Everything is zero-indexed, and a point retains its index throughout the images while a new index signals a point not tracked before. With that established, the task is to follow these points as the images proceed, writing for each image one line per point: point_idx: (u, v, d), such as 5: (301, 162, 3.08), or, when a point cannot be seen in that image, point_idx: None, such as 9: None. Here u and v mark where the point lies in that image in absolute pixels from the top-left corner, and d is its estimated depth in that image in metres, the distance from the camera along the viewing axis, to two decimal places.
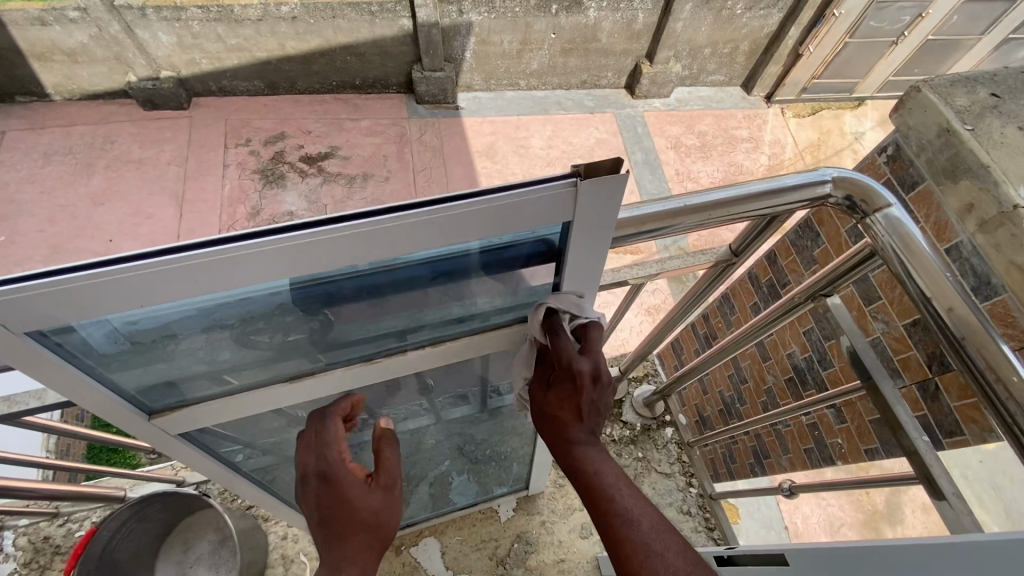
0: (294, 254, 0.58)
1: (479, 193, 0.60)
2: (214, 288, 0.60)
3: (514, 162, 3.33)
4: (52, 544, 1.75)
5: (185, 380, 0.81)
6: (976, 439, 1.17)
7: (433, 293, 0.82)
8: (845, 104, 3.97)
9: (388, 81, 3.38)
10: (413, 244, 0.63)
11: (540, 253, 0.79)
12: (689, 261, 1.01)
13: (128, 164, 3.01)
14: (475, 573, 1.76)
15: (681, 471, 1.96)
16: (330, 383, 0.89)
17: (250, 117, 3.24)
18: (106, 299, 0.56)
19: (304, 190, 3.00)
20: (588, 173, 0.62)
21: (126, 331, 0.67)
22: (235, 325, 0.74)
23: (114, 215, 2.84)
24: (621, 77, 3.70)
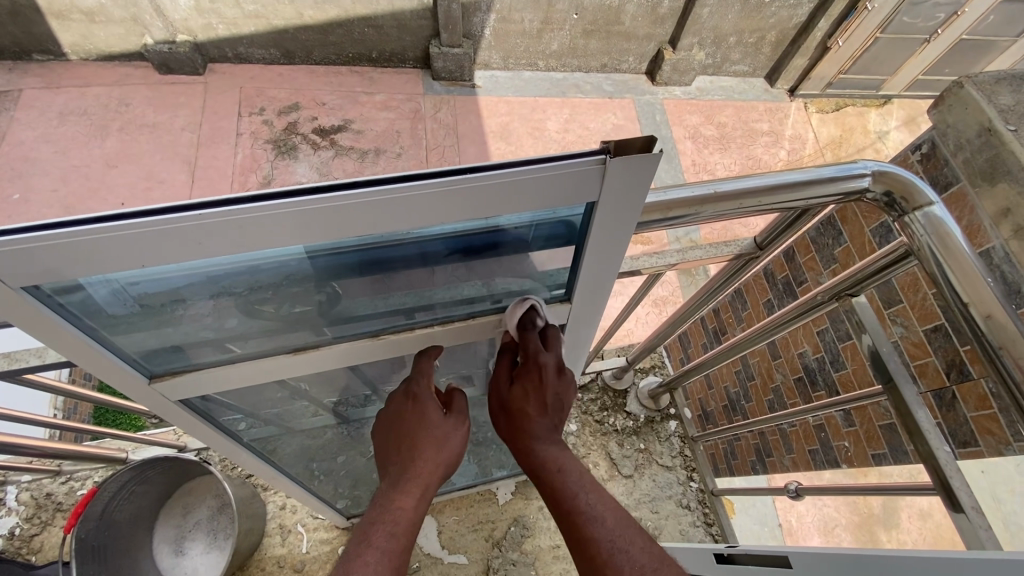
0: (311, 219, 0.57)
1: (504, 166, 0.58)
2: (226, 250, 0.58)
3: (528, 144, 3.28)
4: (54, 501, 1.79)
5: (189, 344, 0.80)
6: (991, 451, 1.20)
7: (445, 271, 0.80)
8: (870, 101, 3.87)
9: (405, 55, 3.33)
10: (433, 216, 0.61)
11: (559, 235, 0.77)
12: (709, 253, 0.98)
13: (142, 128, 2.99)
14: (470, 553, 1.78)
15: (682, 465, 1.96)
16: (338, 357, 0.87)
17: (265, 85, 3.21)
18: (117, 254, 0.55)
19: (316, 162, 2.98)
20: (617, 152, 0.61)
21: (133, 290, 0.66)
22: (241, 291, 0.73)
23: (127, 179, 2.83)
24: (642, 63, 3.62)
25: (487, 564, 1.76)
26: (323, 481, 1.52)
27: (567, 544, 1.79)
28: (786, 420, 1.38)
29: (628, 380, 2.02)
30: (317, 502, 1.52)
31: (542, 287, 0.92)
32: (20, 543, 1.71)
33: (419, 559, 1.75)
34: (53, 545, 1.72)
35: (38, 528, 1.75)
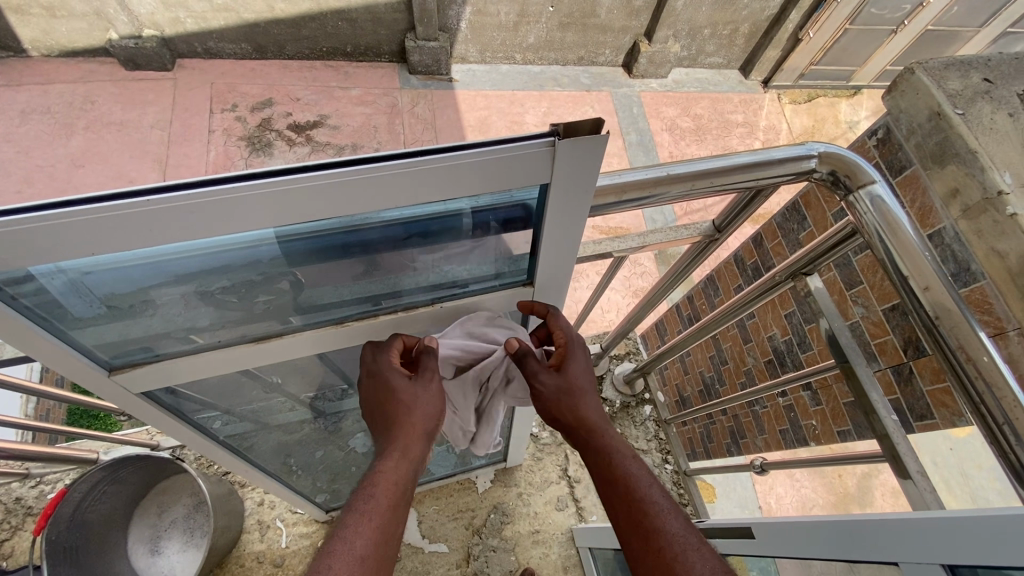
0: (264, 204, 0.57)
1: (456, 149, 0.59)
2: (180, 237, 0.58)
3: (507, 137, 3.28)
4: (25, 506, 1.75)
5: (152, 335, 0.78)
6: (945, 423, 1.20)
7: (408, 258, 0.81)
8: (841, 92, 3.95)
9: (380, 49, 3.29)
10: (387, 199, 0.62)
11: (517, 219, 0.78)
12: (670, 236, 1.01)
13: (109, 125, 2.91)
14: (450, 541, 1.79)
15: (657, 448, 2.04)
16: (308, 343, 0.87)
17: (236, 81, 3.14)
18: (66, 243, 0.55)
19: (292, 158, 2.93)
20: (566, 133, 0.61)
21: (89, 281, 0.65)
22: (202, 278, 0.72)
23: (94, 177, 2.76)
24: (619, 56, 3.64)
25: (468, 551, 1.77)
26: (302, 476, 1.51)
27: (547, 529, 1.82)
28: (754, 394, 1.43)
29: (603, 366, 2.08)
30: (296, 497, 1.51)
31: (506, 273, 0.92)
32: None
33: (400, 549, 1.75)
34: (25, 549, 1.68)
35: (9, 532, 1.70)
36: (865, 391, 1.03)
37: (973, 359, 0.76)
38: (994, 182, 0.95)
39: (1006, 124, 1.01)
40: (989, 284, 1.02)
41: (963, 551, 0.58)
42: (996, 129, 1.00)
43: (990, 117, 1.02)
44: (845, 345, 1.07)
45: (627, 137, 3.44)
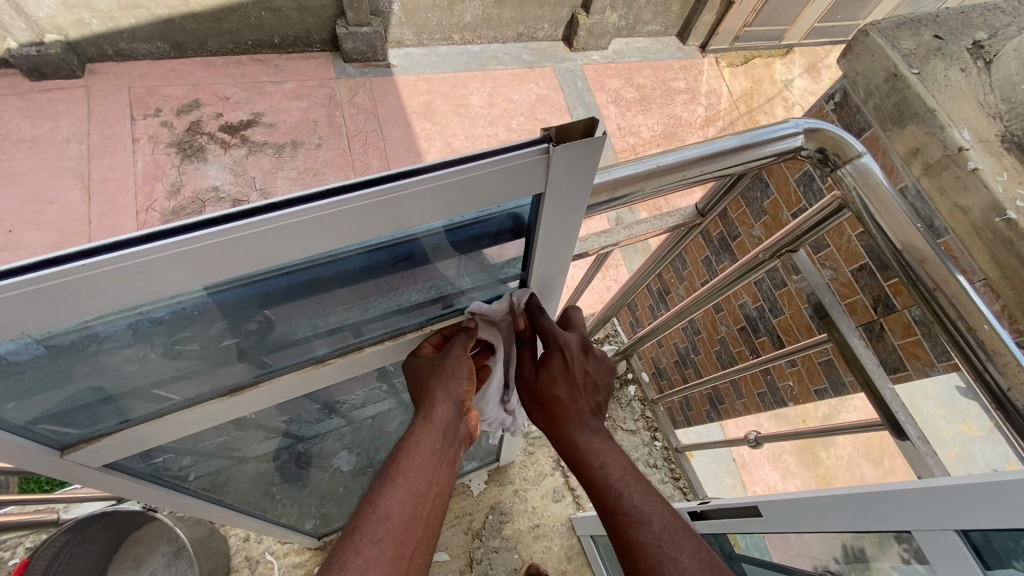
0: (236, 247, 0.54)
1: (436, 168, 0.57)
2: (147, 292, 0.54)
3: (454, 122, 3.19)
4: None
5: (105, 406, 0.76)
6: (917, 373, 1.33)
7: (385, 282, 0.79)
8: (774, 52, 4.06)
9: (310, 39, 3.13)
10: (370, 226, 0.59)
11: (504, 227, 0.77)
12: (654, 226, 0.99)
13: (18, 143, 2.66)
14: (451, 547, 1.78)
15: (645, 426, 2.16)
16: (299, 382, 0.88)
17: (156, 83, 2.92)
18: (18, 314, 0.50)
19: (228, 162, 2.76)
20: (557, 138, 0.60)
21: (32, 348, 0.59)
22: (156, 339, 0.69)
23: (8, 203, 2.52)
24: (559, 29, 3.60)
25: (471, 557, 1.76)
26: (286, 504, 1.46)
27: (546, 522, 1.85)
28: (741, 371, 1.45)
29: None
30: (281, 528, 1.46)
31: (496, 278, 0.93)
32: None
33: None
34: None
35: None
36: (846, 340, 1.11)
37: (974, 328, 0.81)
38: (954, 141, 1.05)
39: (957, 80, 1.13)
40: (953, 238, 1.10)
41: (969, 517, 0.65)
42: (950, 85, 1.12)
43: (945, 74, 1.13)
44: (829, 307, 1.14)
45: (575, 112, 3.42)
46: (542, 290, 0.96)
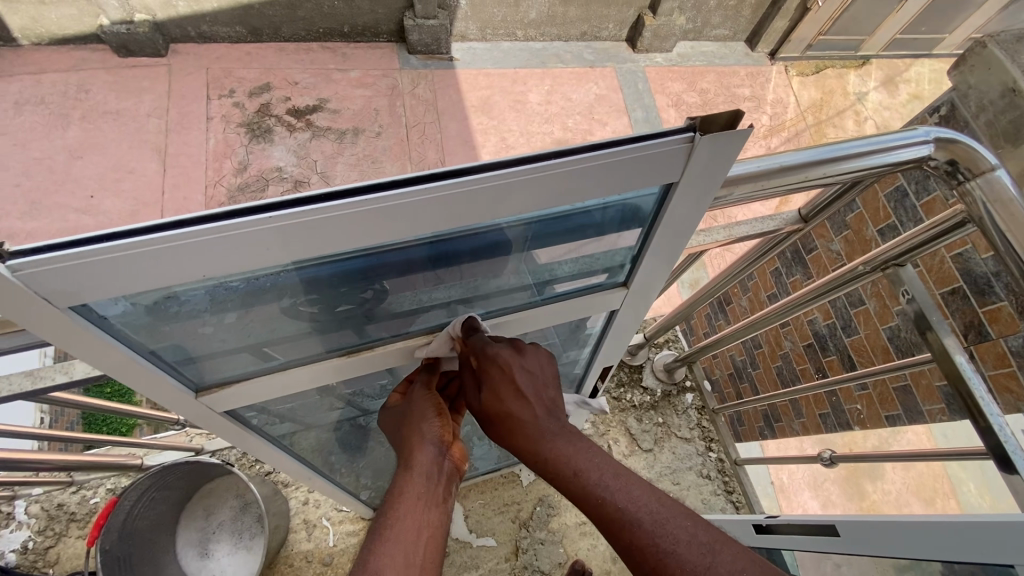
0: (382, 215, 0.57)
1: (579, 151, 0.58)
2: (302, 249, 0.58)
3: (510, 117, 3.21)
4: (66, 512, 1.75)
5: (228, 355, 0.82)
6: (1009, 405, 1.58)
7: (493, 263, 0.79)
8: (849, 62, 3.87)
9: (378, 29, 3.21)
10: (506, 204, 0.61)
11: (621, 220, 0.77)
12: (757, 227, 0.98)
13: (105, 115, 2.86)
14: (498, 534, 1.80)
15: (700, 436, 1.90)
16: (398, 355, 0.92)
17: (232, 65, 3.06)
18: (186, 263, 0.55)
19: (292, 145, 2.88)
20: (702, 128, 0.60)
21: (174, 298, 0.64)
22: (282, 297, 0.73)
23: (93, 170, 2.71)
24: (623, 30, 3.55)
25: (517, 544, 1.78)
26: (344, 473, 1.51)
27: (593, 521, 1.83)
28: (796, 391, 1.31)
29: (641, 355, 1.93)
30: (341, 494, 1.52)
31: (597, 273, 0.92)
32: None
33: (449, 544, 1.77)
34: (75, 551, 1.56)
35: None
36: (950, 356, 1.03)
37: None
38: None
39: None
40: None
41: None
42: None
43: None
44: (928, 312, 1.05)
45: (633, 114, 3.37)
46: (642, 291, 0.96)
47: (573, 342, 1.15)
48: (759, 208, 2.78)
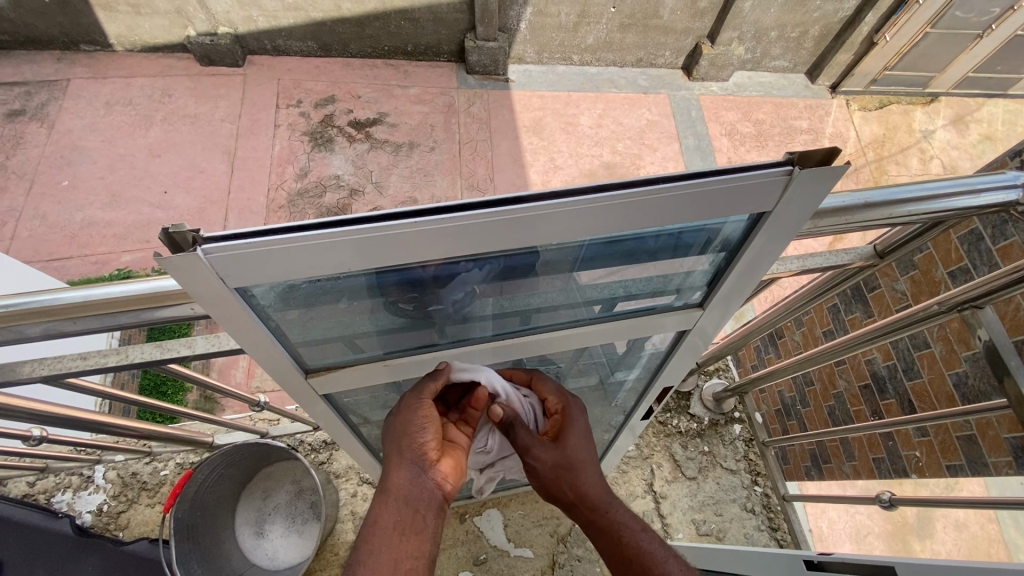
0: (486, 230, 0.54)
1: (695, 176, 0.55)
2: (411, 257, 0.56)
3: (561, 139, 3.25)
4: (139, 480, 1.51)
5: (322, 343, 0.79)
6: None
7: (578, 276, 0.74)
8: (916, 99, 3.75)
9: (440, 49, 3.34)
10: (607, 225, 0.58)
11: (708, 243, 0.71)
12: (834, 260, 0.93)
13: (184, 118, 3.08)
14: (535, 549, 1.52)
15: (747, 469, 1.68)
16: (473, 357, 0.84)
17: (302, 77, 3.25)
18: (293, 263, 0.53)
19: (351, 155, 3.01)
20: (800, 163, 0.57)
21: (282, 293, 0.63)
22: (387, 295, 0.69)
23: (168, 168, 2.92)
24: (679, 58, 3.57)
25: (553, 559, 1.51)
26: None
27: None
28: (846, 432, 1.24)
29: (690, 381, 1.74)
30: None
31: (666, 293, 0.84)
32: (107, 519, 1.45)
33: (485, 551, 1.52)
34: (144, 522, 1.46)
35: (124, 506, 1.48)
36: None
37: None
38: None
39: None
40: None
41: None
42: None
43: None
44: (1007, 355, 0.90)
45: (684, 141, 3.35)
46: (712, 316, 0.87)
47: (621, 366, 1.10)
48: (812, 243, 2.70)
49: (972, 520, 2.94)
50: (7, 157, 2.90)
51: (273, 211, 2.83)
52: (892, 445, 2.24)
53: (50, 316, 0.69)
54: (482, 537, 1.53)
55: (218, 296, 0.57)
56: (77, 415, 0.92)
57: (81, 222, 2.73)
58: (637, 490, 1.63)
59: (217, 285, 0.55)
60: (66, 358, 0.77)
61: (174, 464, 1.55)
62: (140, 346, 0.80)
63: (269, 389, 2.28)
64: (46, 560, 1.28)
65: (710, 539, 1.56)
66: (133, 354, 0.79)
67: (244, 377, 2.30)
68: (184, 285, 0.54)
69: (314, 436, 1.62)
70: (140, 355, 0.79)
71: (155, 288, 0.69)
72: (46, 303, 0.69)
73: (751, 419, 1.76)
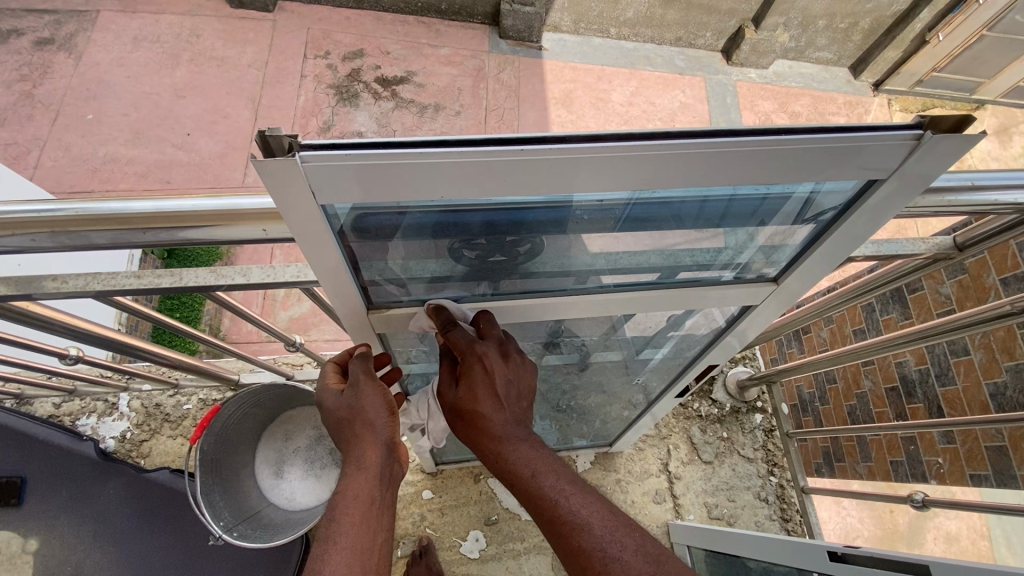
0: (592, 167, 0.51)
1: (818, 131, 0.51)
2: (504, 190, 0.53)
3: (590, 114, 3.15)
4: (162, 412, 1.54)
5: (382, 283, 0.77)
6: None
7: (654, 237, 0.71)
8: (960, 105, 3.65)
9: (474, 10, 3.25)
10: (684, 176, 0.54)
11: (781, 213, 0.68)
12: (910, 248, 0.91)
13: (211, 60, 3.04)
14: None
15: (764, 458, 1.69)
16: (532, 312, 0.80)
17: (331, 28, 3.18)
18: (388, 184, 0.51)
19: (375, 112, 2.95)
20: (928, 128, 0.53)
21: (363, 221, 0.61)
22: (459, 236, 0.67)
23: (192, 110, 2.89)
24: (720, 40, 3.43)
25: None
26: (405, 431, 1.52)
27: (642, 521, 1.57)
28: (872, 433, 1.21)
29: None
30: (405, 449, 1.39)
31: (719, 267, 0.81)
32: (130, 446, 1.49)
33: (497, 512, 1.54)
34: (166, 452, 1.50)
35: (147, 435, 1.51)
36: None
37: None
38: None
39: None
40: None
41: None
42: None
43: None
44: None
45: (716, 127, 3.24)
46: (784, 295, 0.85)
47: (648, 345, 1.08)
48: None
49: (962, 533, 2.96)
50: (33, 85, 2.88)
51: None
52: (913, 449, 2.50)
53: (118, 223, 0.65)
54: (495, 499, 1.55)
55: (306, 216, 0.55)
56: (112, 336, 0.92)
57: (104, 157, 2.72)
58: (652, 469, 1.64)
59: (311, 201, 0.53)
60: (120, 275, 0.74)
61: (197, 399, 1.57)
62: (195, 270, 0.76)
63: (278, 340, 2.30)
64: (64, 482, 1.32)
65: (721, 522, 1.58)
66: (187, 277, 0.75)
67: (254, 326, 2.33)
68: (274, 200, 0.52)
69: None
70: (194, 279, 0.75)
71: (225, 207, 0.67)
72: (118, 210, 0.65)
73: (776, 410, 1.75)
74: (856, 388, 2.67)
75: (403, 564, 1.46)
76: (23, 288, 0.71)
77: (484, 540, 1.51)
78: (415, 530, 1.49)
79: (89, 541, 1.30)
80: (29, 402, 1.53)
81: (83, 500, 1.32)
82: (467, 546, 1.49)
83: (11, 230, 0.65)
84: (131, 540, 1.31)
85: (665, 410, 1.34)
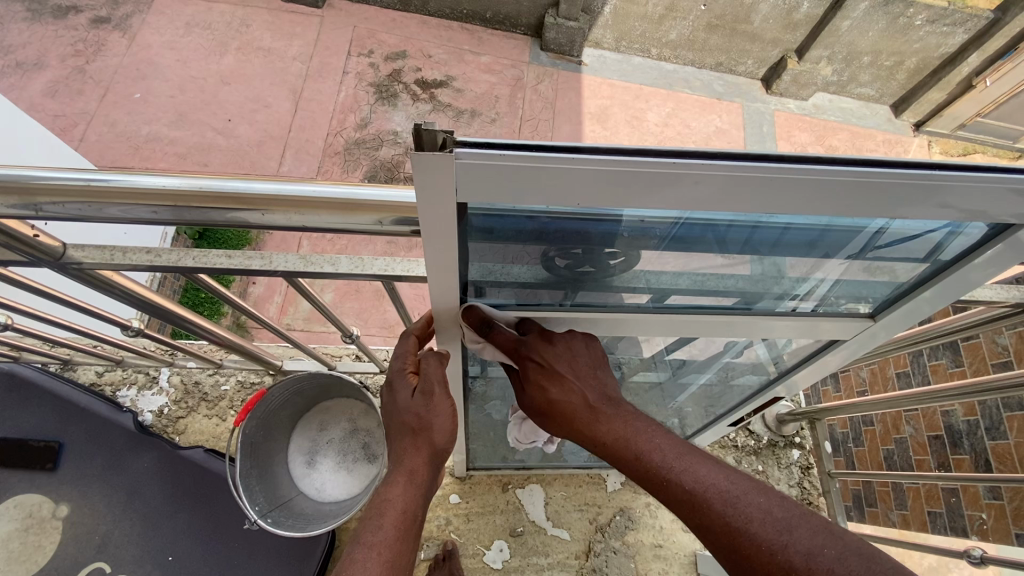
0: (724, 188, 0.50)
1: (960, 170, 0.50)
2: (637, 203, 0.52)
3: (625, 131, 3.13)
4: (201, 390, 1.56)
5: (473, 285, 0.74)
6: None
7: (743, 261, 0.69)
8: (1003, 152, 3.60)
9: (518, 20, 3.28)
10: (769, 203, 0.52)
11: (846, 246, 0.66)
12: (996, 295, 0.88)
13: (258, 50, 3.11)
14: (573, 533, 1.53)
15: (799, 496, 1.65)
16: (613, 326, 0.79)
17: (377, 28, 3.24)
18: (529, 188, 0.50)
19: (413, 113, 2.99)
20: None
21: (481, 219, 0.58)
22: (562, 243, 0.65)
23: (236, 97, 2.96)
24: (761, 68, 3.41)
25: (589, 546, 1.51)
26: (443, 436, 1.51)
27: (669, 547, 1.54)
28: (911, 483, 1.16)
29: None
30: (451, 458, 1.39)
31: (770, 297, 0.78)
32: (166, 421, 1.51)
33: (523, 524, 1.52)
34: (200, 431, 1.51)
35: (184, 412, 1.53)
36: None
37: None
38: None
39: None
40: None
41: None
42: None
43: None
44: None
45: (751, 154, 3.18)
46: (869, 336, 0.84)
47: (694, 369, 1.07)
48: None
49: None
50: (87, 61, 2.97)
51: (329, 155, 2.83)
52: (953, 502, 2.55)
53: (234, 204, 0.61)
54: (522, 510, 1.54)
55: (436, 214, 0.54)
56: (168, 307, 0.93)
57: (146, 136, 2.79)
58: None
59: (448, 197, 0.51)
60: (212, 253, 0.74)
61: (235, 381, 1.59)
62: (285, 254, 0.76)
63: (298, 328, 2.33)
64: (104, 450, 1.35)
65: None
66: (277, 261, 0.74)
67: (276, 313, 2.36)
68: (415, 193, 0.51)
69: (373, 380, 1.64)
70: (284, 263, 0.75)
71: (341, 198, 0.61)
72: (240, 190, 0.60)
73: (817, 448, 1.69)
74: (895, 433, 2.80)
75: (426, 567, 1.45)
76: (114, 259, 0.73)
77: (508, 550, 1.49)
78: (440, 533, 1.48)
79: (117, 512, 1.31)
80: (73, 369, 1.57)
81: (118, 471, 1.34)
82: (490, 555, 1.48)
83: (103, 202, 0.61)
84: (159, 517, 1.32)
85: (700, 438, 1.34)
